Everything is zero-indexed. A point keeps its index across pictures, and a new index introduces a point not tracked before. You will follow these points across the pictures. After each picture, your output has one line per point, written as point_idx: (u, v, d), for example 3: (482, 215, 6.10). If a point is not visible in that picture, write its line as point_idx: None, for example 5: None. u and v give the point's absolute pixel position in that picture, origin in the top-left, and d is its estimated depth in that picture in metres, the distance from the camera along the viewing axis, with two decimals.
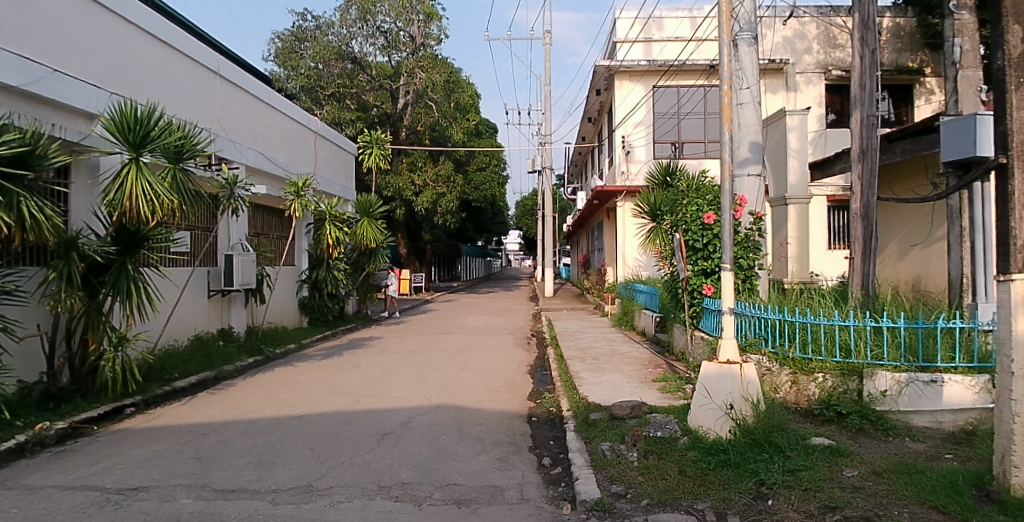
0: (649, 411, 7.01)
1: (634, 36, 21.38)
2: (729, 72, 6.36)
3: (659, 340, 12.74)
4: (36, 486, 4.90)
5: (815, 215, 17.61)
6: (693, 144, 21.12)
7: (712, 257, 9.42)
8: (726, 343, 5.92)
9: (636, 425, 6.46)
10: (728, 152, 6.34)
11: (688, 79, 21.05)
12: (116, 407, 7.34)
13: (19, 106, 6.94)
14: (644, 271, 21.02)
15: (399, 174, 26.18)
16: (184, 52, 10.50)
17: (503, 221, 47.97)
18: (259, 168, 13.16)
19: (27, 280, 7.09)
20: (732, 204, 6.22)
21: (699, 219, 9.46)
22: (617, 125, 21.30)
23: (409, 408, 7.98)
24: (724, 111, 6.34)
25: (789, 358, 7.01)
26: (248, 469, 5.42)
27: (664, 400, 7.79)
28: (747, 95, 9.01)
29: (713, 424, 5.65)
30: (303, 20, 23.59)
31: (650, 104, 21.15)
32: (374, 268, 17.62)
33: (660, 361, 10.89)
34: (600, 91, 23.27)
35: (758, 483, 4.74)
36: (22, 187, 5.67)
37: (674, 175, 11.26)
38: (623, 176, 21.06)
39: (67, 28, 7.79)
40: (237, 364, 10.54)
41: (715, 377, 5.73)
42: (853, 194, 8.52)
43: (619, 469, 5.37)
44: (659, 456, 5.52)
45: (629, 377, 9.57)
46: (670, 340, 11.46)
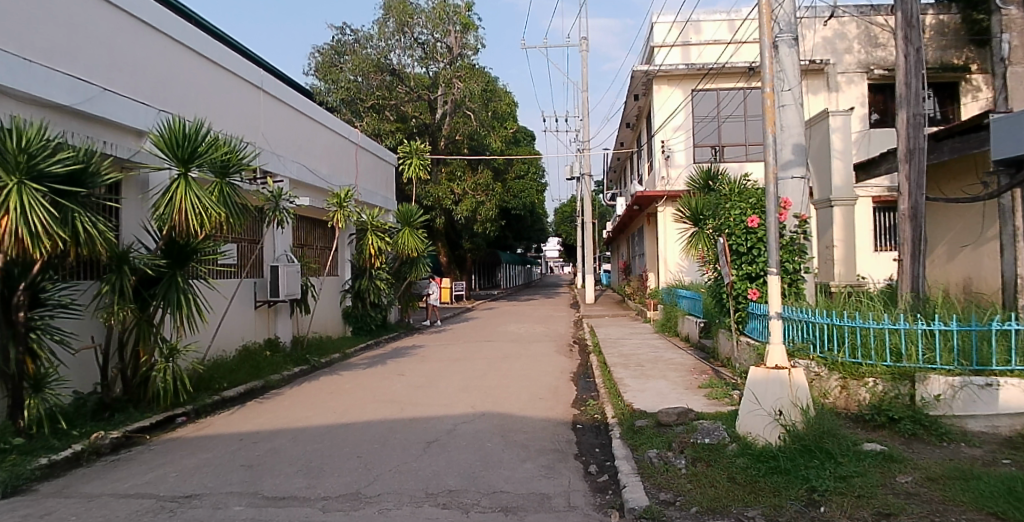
0: (696, 417, 6.89)
1: (672, 40, 21.15)
2: (771, 74, 6.21)
3: (704, 347, 12.48)
4: (92, 494, 5.04)
5: (861, 216, 17.12)
6: (734, 147, 20.77)
7: (757, 261, 9.23)
8: (774, 348, 5.73)
9: (683, 432, 6.34)
10: (771, 154, 6.19)
11: (728, 82, 20.80)
12: (167, 416, 7.58)
13: (72, 125, 7.21)
14: (687, 277, 20.74)
15: (438, 183, 26.41)
16: (229, 68, 10.81)
17: (542, 228, 47.96)
18: (303, 180, 13.49)
19: (82, 293, 7.33)
20: (777, 207, 6.05)
21: (743, 223, 9.28)
22: (656, 130, 21.05)
23: (454, 415, 8.00)
24: (766, 113, 6.18)
25: (838, 362, 6.75)
26: (298, 477, 5.49)
27: (711, 406, 7.62)
28: (788, 97, 8.81)
29: (762, 430, 5.49)
30: (342, 34, 24.04)
31: (690, 108, 20.86)
32: (417, 277, 17.78)
33: (706, 367, 10.68)
34: (638, 96, 23.03)
35: (809, 490, 4.57)
36: (77, 203, 5.88)
37: (715, 179, 11.09)
38: (663, 181, 20.84)
39: (115, 49, 8.06)
40: (284, 374, 10.74)
41: (764, 382, 5.55)
42: (900, 195, 8.22)
43: (667, 476, 5.25)
44: (708, 464, 5.38)
45: (674, 383, 9.39)
46: (715, 346, 11.24)
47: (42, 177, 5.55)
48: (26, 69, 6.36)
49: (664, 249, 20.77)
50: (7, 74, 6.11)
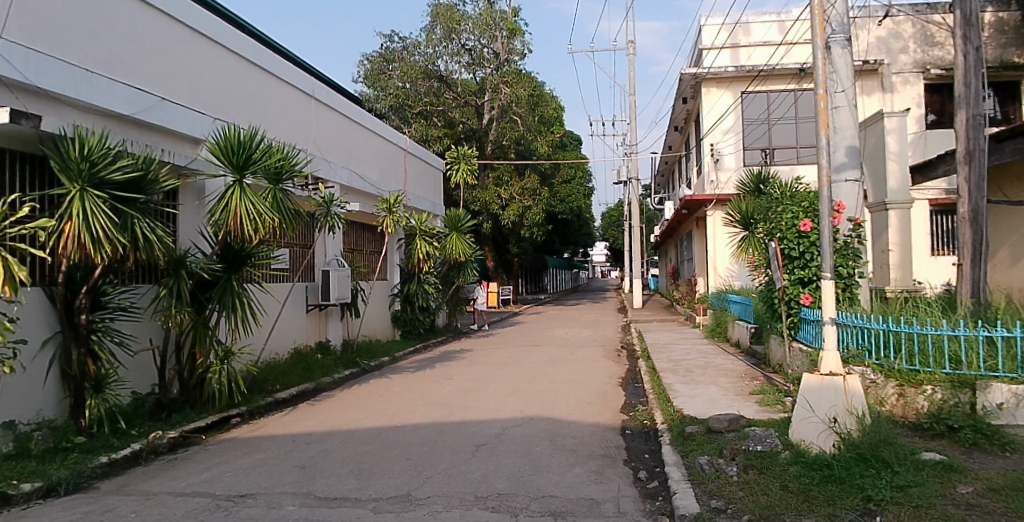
0: (748, 424, 6.68)
1: (721, 43, 20.84)
2: (825, 75, 5.97)
3: (755, 352, 12.13)
4: (152, 492, 5.22)
5: (917, 220, 16.43)
6: (785, 149, 20.26)
7: (810, 266, 8.96)
8: (828, 354, 5.54)
9: (735, 439, 6.16)
10: (825, 157, 5.96)
11: (779, 84, 20.27)
12: (222, 416, 7.82)
13: (132, 133, 7.51)
14: (737, 281, 20.27)
15: (486, 188, 26.50)
16: (281, 77, 11.10)
17: (590, 232, 47.56)
18: (354, 186, 13.77)
19: (142, 297, 7.59)
20: (831, 210, 5.83)
21: (795, 226, 9.02)
22: (704, 132, 20.60)
23: (502, 419, 7.99)
24: (819, 115, 5.96)
25: (895, 369, 6.41)
26: (349, 478, 5.57)
27: (762, 413, 7.39)
28: (841, 98, 8.47)
29: (816, 439, 5.31)
30: (391, 41, 24.41)
31: (740, 111, 20.37)
32: (465, 281, 17.90)
33: (758, 373, 10.37)
34: (686, 99, 22.70)
35: (865, 499, 4.37)
36: (136, 210, 6.09)
37: (767, 182, 10.84)
38: (712, 185, 20.39)
39: (174, 60, 8.37)
40: (335, 377, 10.96)
41: (817, 389, 5.36)
42: (959, 198, 7.84)
43: (718, 483, 5.11)
44: (760, 471, 5.21)
45: (725, 389, 9.16)
46: (767, 352, 10.92)
47: (102, 185, 5.79)
48: (89, 80, 6.65)
49: (714, 253, 20.28)
50: (71, 86, 6.40)
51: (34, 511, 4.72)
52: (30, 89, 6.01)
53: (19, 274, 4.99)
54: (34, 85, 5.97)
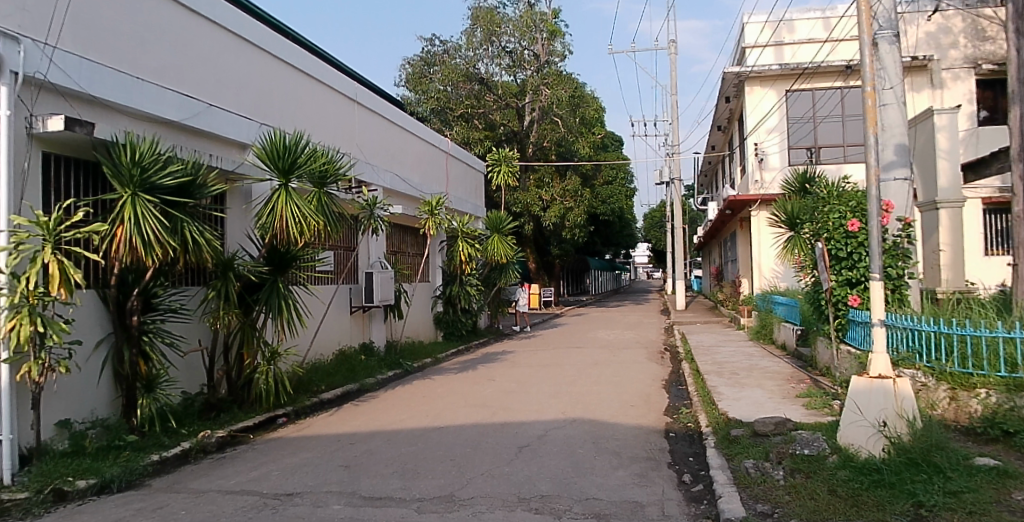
0: (795, 427, 6.49)
1: (765, 41, 20.38)
2: (873, 71, 5.76)
3: (802, 355, 11.80)
4: (202, 490, 5.36)
5: (969, 220, 15.67)
6: (831, 148, 19.69)
7: (859, 266, 8.65)
8: (877, 358, 5.29)
9: (782, 443, 5.98)
10: (873, 155, 5.74)
11: (824, 82, 19.72)
12: (269, 416, 8.00)
13: (181, 139, 7.74)
14: (783, 283, 19.74)
15: (527, 190, 26.52)
16: (325, 82, 11.30)
17: (632, 233, 47.09)
18: (396, 189, 13.94)
19: (191, 299, 7.81)
20: (880, 210, 5.61)
21: (842, 227, 8.76)
22: (748, 132, 20.15)
23: (545, 421, 7.96)
24: (867, 113, 5.74)
25: (947, 372, 6.18)
26: (393, 478, 5.62)
27: (810, 416, 7.17)
28: (890, 95, 8.23)
29: (865, 442, 5.09)
30: (432, 45, 24.64)
31: (784, 110, 19.90)
32: (506, 283, 17.97)
33: (804, 376, 10.08)
34: (730, 98, 22.27)
35: (916, 505, 4.19)
36: (185, 214, 6.29)
37: (812, 181, 10.55)
38: (757, 185, 19.90)
39: (221, 67, 8.60)
40: (378, 377, 11.12)
41: (867, 393, 5.14)
42: (1014, 196, 7.56)
43: (764, 487, 4.96)
44: (807, 476, 5.05)
45: (771, 392, 8.93)
46: (814, 354, 10.58)
47: (153, 189, 5.98)
48: (139, 88, 6.88)
49: (758, 253, 19.82)
50: (123, 95, 6.63)
51: (88, 507, 4.90)
52: (84, 98, 6.25)
53: (74, 276, 5.28)
54: (88, 94, 6.20)
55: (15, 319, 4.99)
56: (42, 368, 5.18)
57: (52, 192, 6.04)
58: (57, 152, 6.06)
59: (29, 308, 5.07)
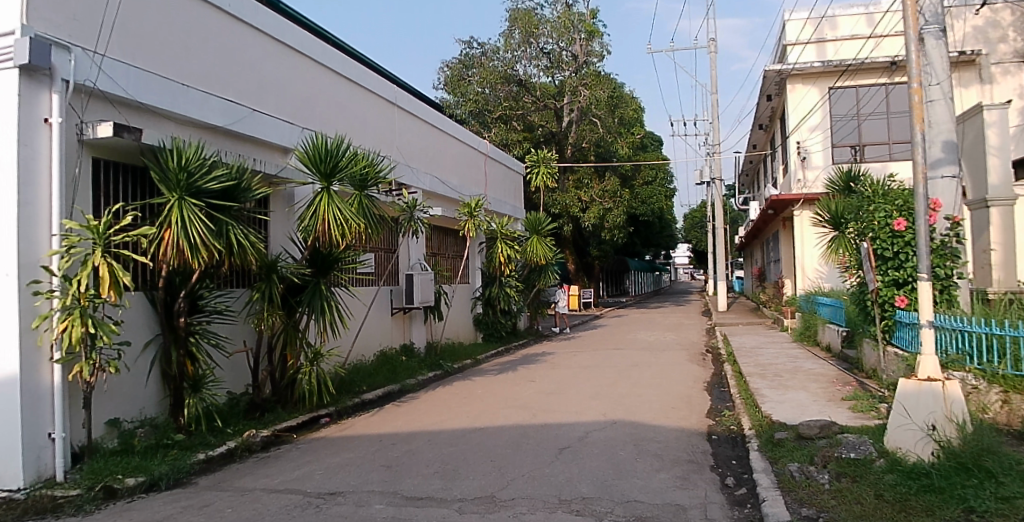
0: (841, 431, 6.30)
1: (806, 38, 19.86)
2: (919, 67, 5.57)
3: (848, 357, 11.45)
4: (247, 488, 5.48)
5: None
6: (876, 146, 19.08)
7: (906, 266, 8.37)
8: (926, 359, 5.13)
9: (827, 446, 5.80)
10: (920, 152, 5.51)
11: (869, 78, 19.11)
12: (312, 416, 8.15)
13: (226, 143, 7.95)
14: (827, 284, 19.23)
15: (566, 191, 26.43)
16: (365, 86, 11.44)
17: (672, 234, 46.43)
18: (435, 192, 14.06)
19: (236, 300, 8.00)
20: (927, 208, 5.38)
21: (888, 226, 8.44)
22: (790, 131, 19.67)
23: (586, 423, 7.90)
24: (913, 109, 5.54)
25: (1000, 375, 5.99)
26: (435, 478, 5.65)
27: (856, 419, 6.94)
28: (937, 91, 7.89)
29: (913, 446, 4.94)
30: (470, 47, 24.79)
31: (827, 107, 19.39)
32: (545, 284, 17.93)
33: (850, 378, 9.76)
34: (772, 97, 21.76)
35: (966, 510, 4.01)
36: (230, 217, 6.45)
37: (858, 179, 10.22)
38: (799, 184, 19.41)
39: (264, 72, 8.79)
40: (419, 378, 11.22)
41: (915, 395, 4.98)
42: None
43: (809, 491, 4.82)
44: (853, 479, 4.88)
45: (816, 395, 8.69)
46: (860, 356, 10.24)
47: (199, 193, 6.13)
48: (185, 94, 7.09)
49: (802, 253, 19.29)
50: (168, 100, 6.83)
51: (137, 505, 5.06)
52: (132, 104, 6.45)
53: (123, 279, 5.47)
54: (136, 100, 6.41)
55: (68, 320, 5.20)
56: (93, 368, 5.39)
57: (102, 197, 6.24)
58: (106, 158, 6.27)
59: (81, 309, 5.27)
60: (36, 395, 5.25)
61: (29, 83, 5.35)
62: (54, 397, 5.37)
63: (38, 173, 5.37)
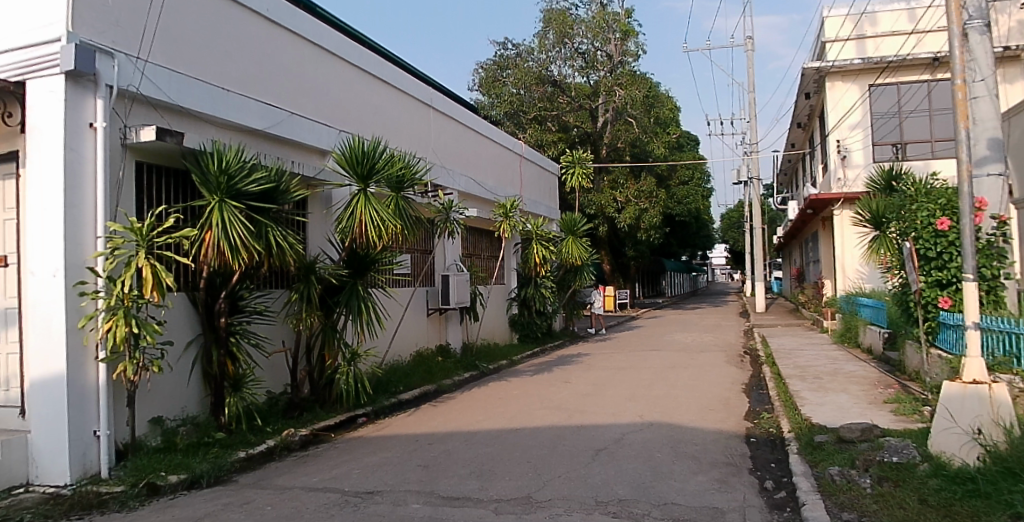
0: (883, 434, 6.10)
1: (846, 35, 18.97)
2: (963, 63, 5.36)
3: (890, 359, 11.11)
4: (287, 486, 5.57)
5: None
6: (918, 144, 18.58)
7: (950, 267, 8.16)
8: (971, 362, 4.97)
9: (868, 449, 5.62)
10: (965, 151, 5.32)
11: (911, 75, 18.60)
12: (350, 416, 8.24)
13: (265, 146, 8.12)
14: (868, 284, 18.70)
15: (601, 191, 26.27)
16: (402, 89, 11.56)
17: (709, 234, 45.72)
18: (471, 193, 14.14)
19: (275, 301, 8.15)
20: (973, 207, 5.15)
21: (932, 226, 8.20)
22: (829, 130, 19.19)
23: (622, 424, 7.82)
24: (957, 107, 5.37)
25: None
26: (471, 478, 5.67)
27: (898, 423, 6.74)
28: (981, 87, 7.58)
29: (958, 450, 4.76)
30: (505, 49, 24.83)
31: (867, 105, 18.88)
32: (581, 285, 17.84)
33: (892, 381, 9.47)
34: (810, 95, 21.32)
35: (1014, 516, 3.80)
36: (270, 219, 6.58)
37: (900, 178, 9.92)
38: (839, 183, 18.90)
39: (301, 76, 8.93)
40: (455, 379, 11.27)
41: (959, 398, 4.82)
42: None
43: (851, 495, 4.68)
44: (896, 484, 4.71)
45: (857, 397, 8.45)
46: (903, 358, 9.93)
47: (239, 196, 6.28)
48: (226, 98, 7.27)
49: (842, 253, 18.80)
50: (208, 104, 6.99)
51: (180, 501, 5.19)
52: (174, 109, 6.63)
53: (165, 280, 5.61)
54: (177, 104, 6.58)
55: (112, 320, 5.37)
56: (136, 367, 5.56)
57: (145, 200, 6.43)
58: (149, 161, 6.45)
59: (124, 310, 5.42)
60: (82, 394, 5.43)
61: (75, 89, 5.54)
62: (99, 395, 5.55)
63: (83, 177, 5.55)
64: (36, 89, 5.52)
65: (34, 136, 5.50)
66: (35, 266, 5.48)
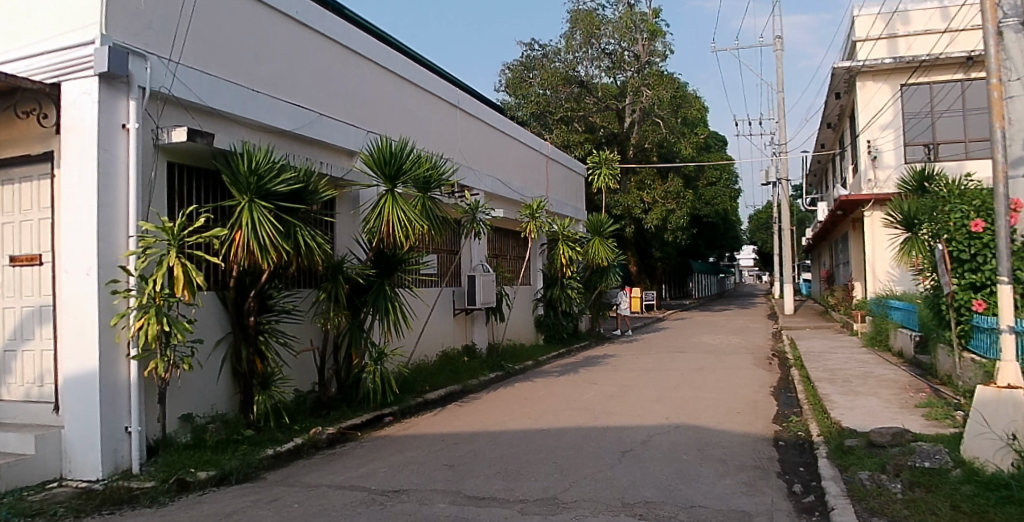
0: (915, 439, 5.94)
1: (877, 34, 18.69)
2: (999, 62, 5.27)
3: (922, 363, 10.85)
4: (314, 484, 5.64)
5: None
6: (951, 145, 18.09)
7: (985, 269, 7.89)
8: (1007, 366, 4.83)
9: (900, 454, 5.48)
10: (1000, 152, 5.22)
11: (944, 74, 18.13)
12: (377, 415, 8.31)
13: (294, 147, 8.23)
14: (898, 287, 18.26)
15: (627, 192, 26.11)
16: (429, 90, 11.63)
17: (737, 236, 45.15)
18: (497, 193, 14.19)
19: (303, 300, 8.25)
20: (1008, 210, 5.03)
21: (965, 227, 8.03)
22: (860, 130, 18.78)
23: (649, 426, 7.74)
24: (992, 106, 5.24)
25: None
26: (496, 478, 5.66)
27: (930, 427, 6.58)
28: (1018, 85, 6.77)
29: (992, 456, 4.62)
30: (532, 49, 24.82)
31: (899, 105, 18.49)
32: (607, 286, 17.73)
33: (923, 385, 9.25)
34: (839, 95, 20.97)
35: None
36: (298, 219, 6.66)
37: (932, 179, 9.69)
38: (869, 184, 18.42)
39: (330, 78, 9.04)
40: (481, 379, 11.30)
41: (994, 403, 4.67)
42: None
43: (881, 500, 4.57)
44: (928, 489, 4.59)
45: (888, 401, 8.27)
46: (935, 362, 9.68)
47: (269, 196, 6.37)
48: (255, 100, 7.38)
49: (873, 255, 18.38)
50: (238, 106, 7.11)
51: (209, 497, 5.28)
52: (205, 110, 6.76)
53: (196, 279, 5.71)
54: (208, 105, 6.69)
55: (144, 318, 5.49)
56: (167, 365, 5.67)
57: (176, 200, 6.56)
58: (180, 161, 6.58)
59: (156, 308, 5.54)
60: (114, 391, 5.55)
61: (108, 91, 5.67)
62: (130, 391, 5.67)
63: (116, 178, 5.69)
64: (71, 91, 5.67)
65: (69, 137, 5.66)
66: (70, 265, 5.62)
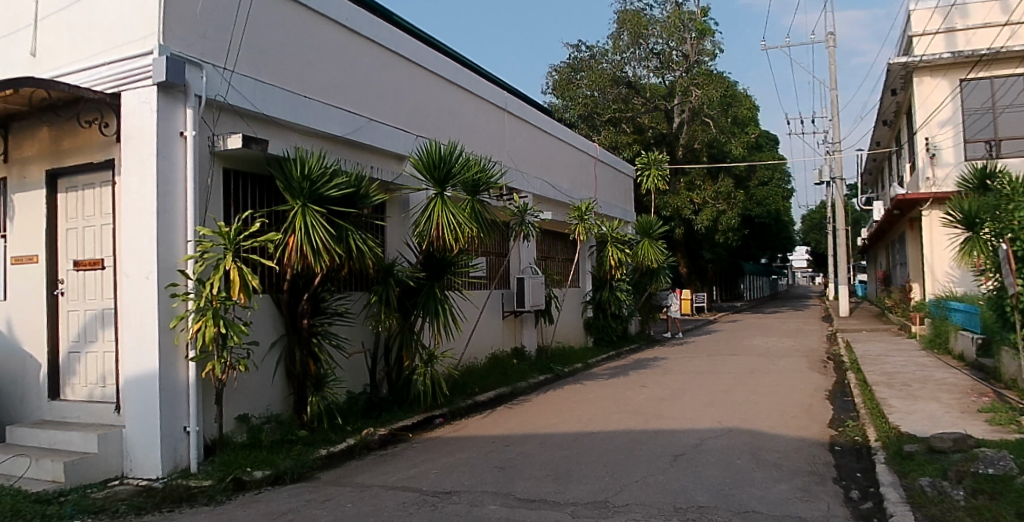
0: (978, 445, 5.64)
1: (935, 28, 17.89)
2: None
3: (983, 366, 10.33)
4: (365, 484, 5.72)
5: None
6: (1014, 141, 17.25)
7: None
8: None
9: (962, 460, 5.21)
10: None
11: (1006, 69, 17.29)
12: (427, 416, 8.39)
13: (344, 152, 8.40)
14: (959, 287, 17.41)
15: (676, 193, 25.68)
16: (478, 93, 11.71)
17: (790, 236, 43.92)
18: (546, 196, 14.22)
19: (355, 303, 8.41)
20: None
21: None
22: (917, 127, 17.86)
23: (702, 430, 7.57)
24: None
25: None
26: (547, 481, 5.64)
27: (993, 433, 6.24)
28: None
29: None
30: (579, 51, 24.74)
31: (958, 101, 17.61)
32: (657, 288, 17.53)
33: (986, 389, 8.79)
34: (895, 91, 20.17)
35: None
36: (350, 223, 6.78)
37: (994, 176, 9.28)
38: (928, 183, 17.58)
39: (380, 83, 9.20)
40: (530, 381, 11.30)
41: None
42: None
43: (943, 507, 4.36)
44: (993, 497, 4.34)
45: (950, 405, 7.88)
46: (998, 365, 9.19)
47: (321, 200, 6.52)
48: (308, 106, 7.57)
49: (932, 254, 17.57)
50: (290, 112, 7.30)
51: (264, 496, 5.42)
52: (259, 117, 6.97)
53: (251, 282, 5.87)
54: (262, 113, 6.91)
55: (202, 321, 5.66)
56: (224, 366, 5.82)
57: (232, 205, 6.77)
58: (236, 168, 6.80)
59: (213, 311, 5.70)
60: (173, 391, 5.77)
61: (167, 100, 5.90)
62: (189, 391, 5.88)
63: (175, 184, 5.92)
64: (132, 101, 5.93)
65: (130, 146, 5.91)
66: (131, 270, 5.87)
